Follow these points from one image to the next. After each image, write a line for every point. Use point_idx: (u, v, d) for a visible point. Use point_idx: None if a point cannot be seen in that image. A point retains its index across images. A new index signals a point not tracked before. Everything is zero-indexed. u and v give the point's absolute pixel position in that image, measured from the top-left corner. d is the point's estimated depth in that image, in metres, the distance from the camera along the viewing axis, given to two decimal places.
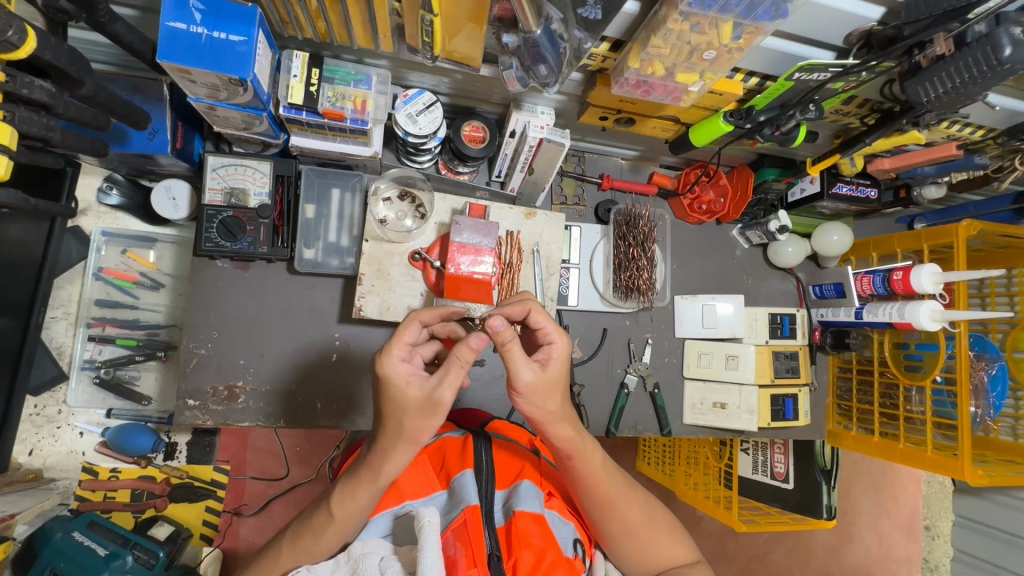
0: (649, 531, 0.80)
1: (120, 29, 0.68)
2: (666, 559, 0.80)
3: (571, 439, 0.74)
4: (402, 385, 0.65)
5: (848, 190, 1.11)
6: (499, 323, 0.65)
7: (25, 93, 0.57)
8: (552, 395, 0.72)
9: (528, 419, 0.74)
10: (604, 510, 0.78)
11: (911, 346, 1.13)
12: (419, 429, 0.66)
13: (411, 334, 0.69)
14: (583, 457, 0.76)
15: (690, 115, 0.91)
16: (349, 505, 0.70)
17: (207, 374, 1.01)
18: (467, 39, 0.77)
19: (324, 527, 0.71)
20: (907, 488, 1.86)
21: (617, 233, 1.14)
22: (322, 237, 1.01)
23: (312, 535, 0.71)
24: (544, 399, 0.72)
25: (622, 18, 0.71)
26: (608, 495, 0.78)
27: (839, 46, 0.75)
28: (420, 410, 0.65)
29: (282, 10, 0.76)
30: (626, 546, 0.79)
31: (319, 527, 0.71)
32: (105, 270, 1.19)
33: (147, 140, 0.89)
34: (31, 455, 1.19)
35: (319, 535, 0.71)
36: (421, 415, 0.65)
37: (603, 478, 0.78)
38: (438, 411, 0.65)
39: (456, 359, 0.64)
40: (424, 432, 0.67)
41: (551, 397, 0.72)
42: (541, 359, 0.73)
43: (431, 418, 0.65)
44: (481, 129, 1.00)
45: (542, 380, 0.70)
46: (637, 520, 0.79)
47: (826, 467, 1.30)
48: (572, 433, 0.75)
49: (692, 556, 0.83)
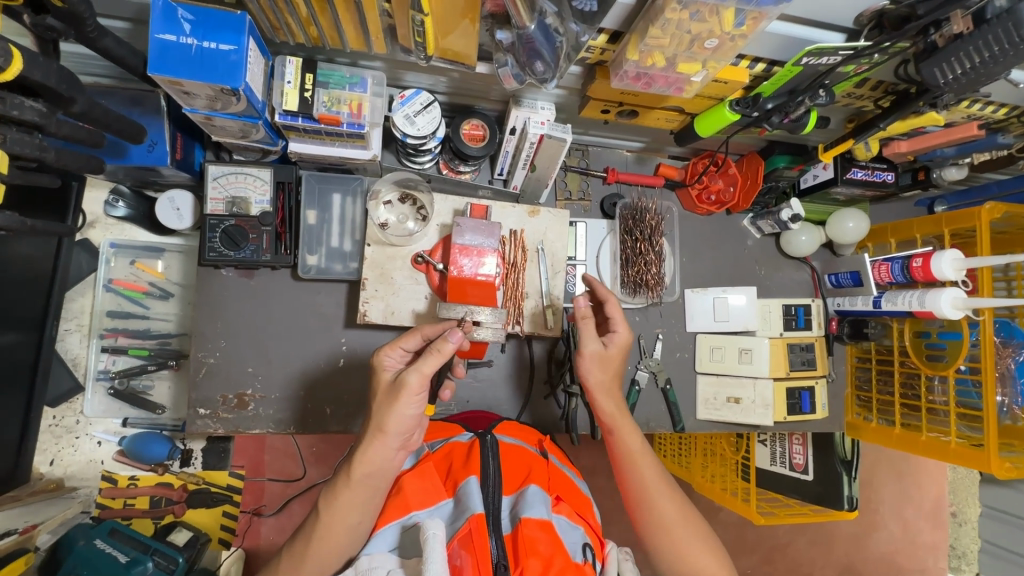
0: (678, 522, 0.81)
1: (110, 44, 0.68)
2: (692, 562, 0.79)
3: (613, 412, 0.86)
4: (382, 373, 0.77)
5: (863, 175, 1.07)
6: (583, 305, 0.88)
7: (16, 115, 0.56)
8: (610, 366, 0.87)
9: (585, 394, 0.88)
10: (638, 490, 0.83)
11: (932, 335, 1.08)
12: (386, 414, 0.71)
13: (408, 340, 0.78)
14: (621, 436, 0.85)
15: (695, 105, 0.88)
16: (351, 509, 0.73)
17: (216, 382, 1.01)
18: (462, 36, 0.75)
19: (334, 530, 0.73)
20: (932, 474, 1.82)
21: (623, 228, 1.12)
22: (324, 243, 1.02)
23: (313, 542, 0.73)
24: (603, 370, 0.87)
25: (619, 9, 0.68)
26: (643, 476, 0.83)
27: (849, 28, 0.71)
28: (387, 393, 0.73)
29: (272, 16, 0.75)
30: (655, 533, 0.81)
31: (331, 534, 0.73)
32: (115, 281, 1.21)
33: (146, 152, 0.89)
34: (52, 465, 1.21)
35: (326, 539, 0.73)
36: (387, 399, 0.72)
37: (643, 459, 0.84)
38: (401, 392, 0.70)
39: (434, 350, 0.70)
40: (391, 420, 0.71)
41: (608, 372, 0.87)
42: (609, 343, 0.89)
43: (394, 401, 0.71)
44: (480, 127, 0.99)
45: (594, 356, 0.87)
46: (671, 516, 0.81)
47: (846, 457, 1.26)
48: (615, 409, 0.87)
49: (722, 570, 0.80)
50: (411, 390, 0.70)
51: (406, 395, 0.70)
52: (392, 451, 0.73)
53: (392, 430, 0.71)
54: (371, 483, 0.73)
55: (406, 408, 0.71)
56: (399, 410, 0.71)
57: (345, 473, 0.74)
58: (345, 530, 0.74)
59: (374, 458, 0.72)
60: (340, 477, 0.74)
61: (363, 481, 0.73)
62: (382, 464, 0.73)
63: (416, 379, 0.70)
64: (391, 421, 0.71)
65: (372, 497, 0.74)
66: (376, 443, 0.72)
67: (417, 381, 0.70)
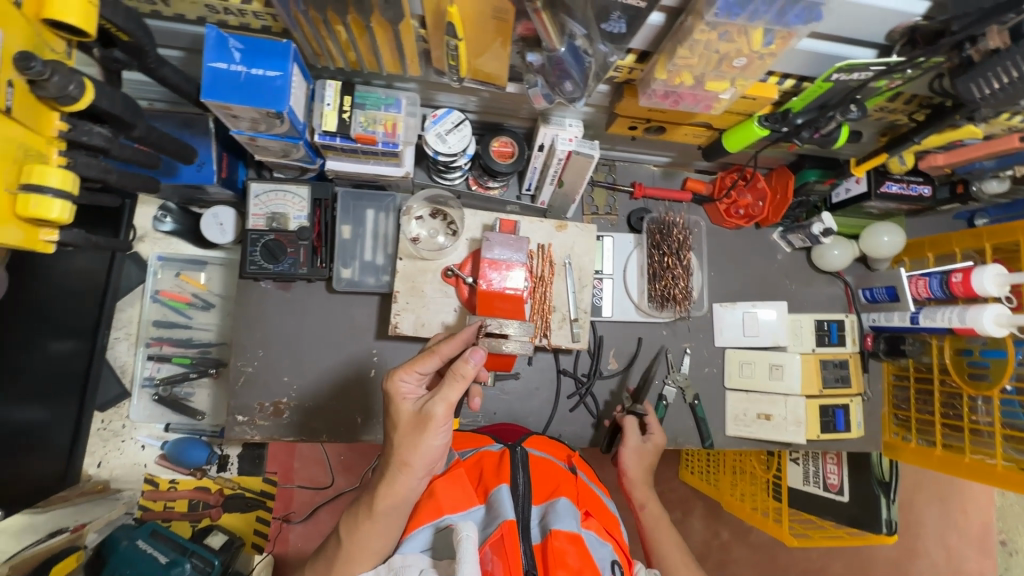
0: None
1: (167, 73, 0.72)
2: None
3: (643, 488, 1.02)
4: (400, 401, 0.75)
5: (898, 189, 1.05)
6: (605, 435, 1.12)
7: (86, 140, 0.63)
8: (646, 459, 1.05)
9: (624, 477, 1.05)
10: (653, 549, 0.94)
11: (974, 352, 1.05)
12: (411, 447, 0.72)
13: (424, 363, 0.77)
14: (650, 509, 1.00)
15: (723, 121, 0.89)
16: (376, 538, 0.74)
17: (254, 391, 1.05)
18: (494, 58, 0.78)
19: (358, 554, 0.74)
20: (979, 500, 1.74)
21: (651, 242, 1.13)
22: (358, 257, 1.05)
23: (337, 565, 0.74)
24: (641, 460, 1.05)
25: (647, 31, 0.70)
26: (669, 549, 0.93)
27: (880, 44, 0.71)
28: (410, 425, 0.73)
29: (314, 43, 0.79)
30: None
31: (355, 561, 0.73)
32: (161, 292, 1.27)
33: (195, 171, 0.95)
34: (99, 467, 1.26)
35: (349, 565, 0.73)
36: (413, 430, 0.73)
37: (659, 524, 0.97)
38: (428, 424, 0.72)
39: (456, 379, 0.71)
40: (416, 453, 0.72)
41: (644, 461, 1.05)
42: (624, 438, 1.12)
43: (422, 432, 0.72)
44: (509, 144, 1.02)
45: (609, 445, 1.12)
46: None
47: (884, 478, 1.22)
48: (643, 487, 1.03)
49: None
50: (438, 422, 0.72)
51: (433, 426, 0.72)
52: (418, 481, 0.74)
53: (416, 463, 0.72)
54: (397, 510, 0.74)
55: (432, 439, 0.72)
56: (427, 442, 0.72)
57: (367, 503, 0.75)
58: (370, 555, 0.74)
59: (399, 490, 0.73)
60: (362, 507, 0.75)
61: (388, 513, 0.73)
62: (405, 494, 0.74)
63: (443, 409, 0.72)
64: (417, 453, 0.72)
65: (399, 524, 0.76)
66: (401, 476, 0.73)
67: (443, 411, 0.72)
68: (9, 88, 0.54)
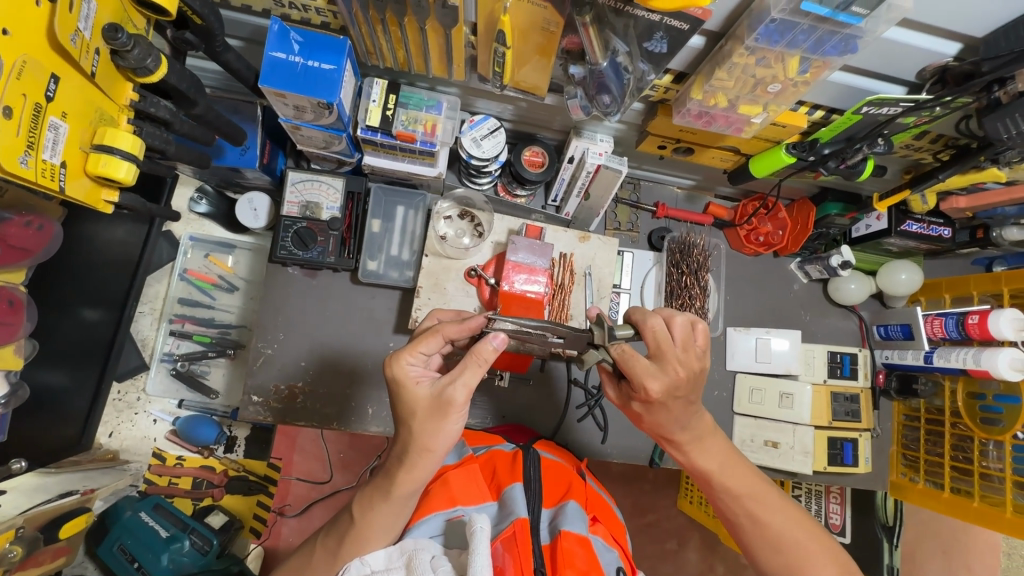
0: (774, 508, 0.78)
1: (230, 59, 0.76)
2: (800, 548, 0.75)
3: (688, 433, 0.78)
4: (412, 385, 0.70)
5: (918, 228, 1.07)
6: (679, 318, 0.74)
7: (152, 111, 0.70)
8: (663, 415, 0.76)
9: (654, 433, 0.82)
10: (720, 493, 0.80)
11: (988, 397, 1.05)
12: (432, 430, 0.68)
13: (427, 343, 0.73)
14: (702, 450, 0.80)
15: (751, 146, 0.92)
16: (390, 517, 0.72)
17: (272, 373, 1.07)
18: (535, 70, 0.82)
19: (370, 534, 0.72)
20: (984, 558, 1.69)
21: (670, 261, 1.16)
22: (385, 250, 1.08)
23: (345, 542, 0.72)
24: (658, 415, 0.77)
25: (686, 52, 0.74)
26: (723, 483, 0.79)
27: (910, 81, 0.74)
28: (429, 410, 0.68)
29: (369, 41, 0.82)
30: (747, 531, 0.79)
31: (366, 541, 0.72)
32: (189, 271, 1.31)
33: (239, 155, 1.00)
34: (110, 437, 1.28)
35: (362, 545, 0.72)
36: (430, 416, 0.68)
37: (719, 472, 0.79)
38: (448, 409, 0.67)
39: (474, 362, 0.67)
40: (436, 438, 0.69)
41: (670, 421, 0.77)
42: (680, 341, 0.73)
43: (441, 418, 0.68)
44: (540, 155, 1.06)
45: (687, 327, 0.74)
46: (778, 520, 0.78)
47: (888, 523, 1.26)
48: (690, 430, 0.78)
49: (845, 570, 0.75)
50: (456, 407, 0.67)
51: (454, 411, 0.68)
52: (437, 465, 0.71)
53: (438, 446, 0.69)
54: (406, 497, 0.72)
55: (453, 423, 0.68)
56: (448, 426, 0.68)
57: (383, 485, 0.72)
58: (381, 536, 0.73)
59: (418, 475, 0.70)
60: (377, 488, 0.72)
61: (403, 495, 0.71)
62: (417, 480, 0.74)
63: (463, 394, 0.67)
64: (439, 437, 0.69)
65: (407, 507, 0.74)
66: (421, 461, 0.69)
67: (464, 395, 0.67)
68: (96, 55, 0.61)
